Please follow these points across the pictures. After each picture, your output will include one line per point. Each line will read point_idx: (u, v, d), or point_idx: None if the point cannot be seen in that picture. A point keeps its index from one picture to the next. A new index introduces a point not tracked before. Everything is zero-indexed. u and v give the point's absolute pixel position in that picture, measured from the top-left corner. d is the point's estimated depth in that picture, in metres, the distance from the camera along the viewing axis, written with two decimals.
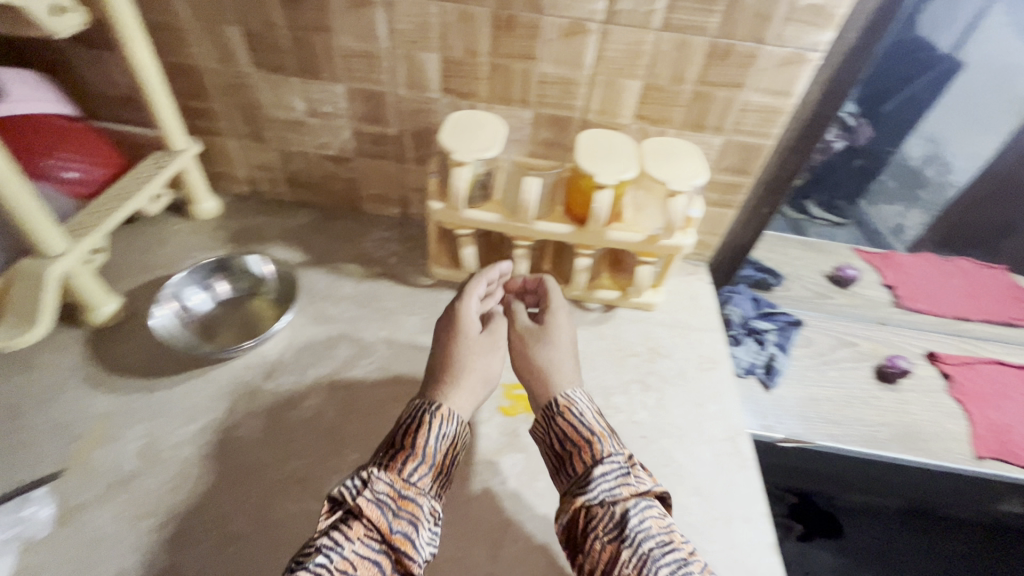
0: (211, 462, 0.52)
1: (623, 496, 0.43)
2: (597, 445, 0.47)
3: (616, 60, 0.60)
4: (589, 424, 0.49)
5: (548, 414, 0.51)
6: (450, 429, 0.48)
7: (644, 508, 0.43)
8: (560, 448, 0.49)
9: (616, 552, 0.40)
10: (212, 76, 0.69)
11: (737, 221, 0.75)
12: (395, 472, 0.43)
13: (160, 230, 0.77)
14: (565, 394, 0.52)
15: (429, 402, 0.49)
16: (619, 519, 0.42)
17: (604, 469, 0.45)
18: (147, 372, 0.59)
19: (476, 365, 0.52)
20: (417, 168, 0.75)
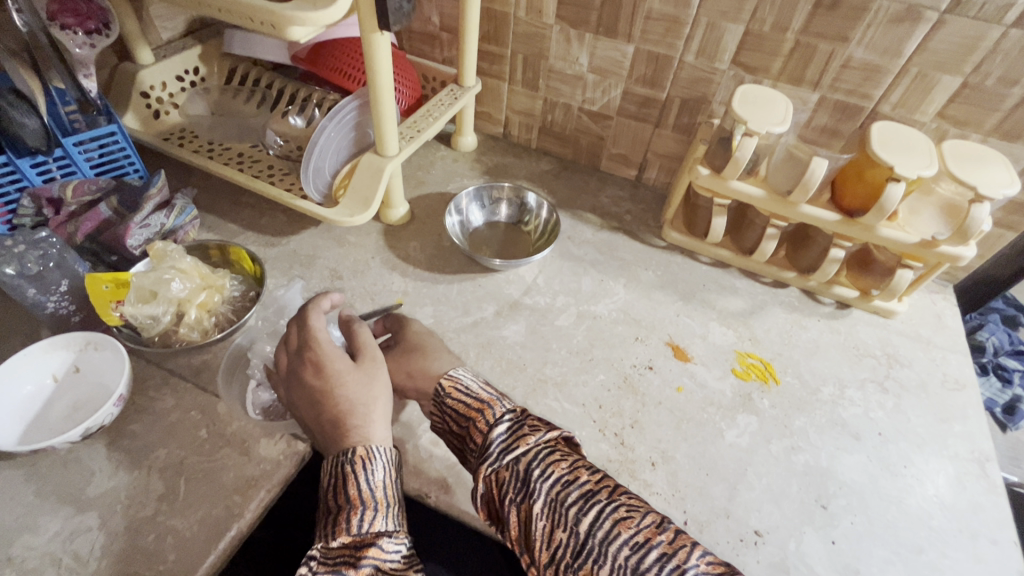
0: (486, 350, 0.61)
1: (511, 442, 0.44)
2: (490, 408, 0.47)
3: (941, 52, 0.58)
4: (477, 393, 0.49)
5: (441, 395, 0.50)
6: (381, 465, 0.44)
7: (542, 454, 0.43)
8: (459, 426, 0.49)
9: (529, 508, 0.40)
10: (514, 24, 0.77)
11: (1012, 246, 0.69)
12: (344, 530, 0.40)
13: (430, 154, 0.89)
14: (449, 373, 0.52)
15: (343, 451, 0.44)
16: (524, 476, 0.42)
17: (496, 428, 0.45)
18: (429, 266, 0.70)
19: (376, 395, 0.48)
20: (671, 134, 0.79)
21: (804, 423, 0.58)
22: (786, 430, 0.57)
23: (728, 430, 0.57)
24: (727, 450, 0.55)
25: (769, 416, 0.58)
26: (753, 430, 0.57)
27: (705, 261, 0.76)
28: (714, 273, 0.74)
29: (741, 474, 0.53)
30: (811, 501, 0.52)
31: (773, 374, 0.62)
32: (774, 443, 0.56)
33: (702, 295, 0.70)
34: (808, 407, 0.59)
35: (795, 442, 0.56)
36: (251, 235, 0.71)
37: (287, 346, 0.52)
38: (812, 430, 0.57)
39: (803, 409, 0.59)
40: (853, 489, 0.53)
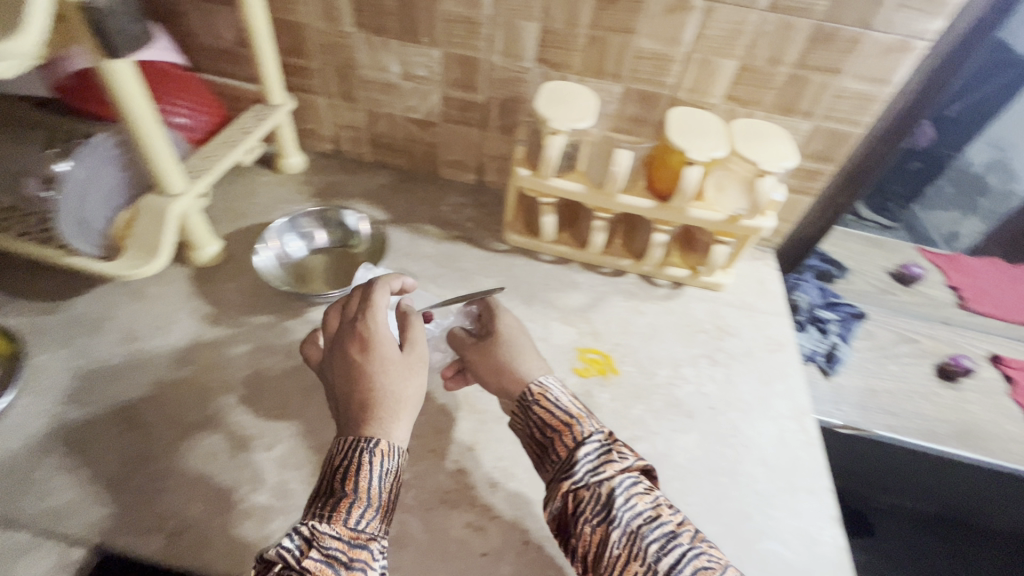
0: (312, 395, 0.56)
1: (607, 475, 0.42)
2: (576, 426, 0.46)
3: (715, 38, 0.61)
4: (567, 407, 0.47)
5: (526, 398, 0.49)
6: (393, 463, 0.41)
7: (628, 486, 0.42)
8: (542, 437, 0.47)
9: (607, 534, 0.40)
10: (315, 34, 0.72)
11: (812, 209, 0.75)
12: (341, 521, 0.39)
13: (251, 181, 0.81)
14: (539, 380, 0.50)
15: (363, 438, 0.41)
16: (604, 501, 0.41)
17: (585, 449, 0.44)
18: (248, 309, 0.63)
19: (413, 392, 0.44)
20: (498, 136, 0.77)
21: (642, 411, 0.59)
22: (626, 421, 0.58)
23: None
24: None
25: (609, 410, 0.59)
26: None
27: (547, 259, 0.76)
28: (556, 271, 0.74)
29: None
30: None
31: (611, 366, 0.63)
32: (613, 438, 0.56)
33: (544, 295, 0.70)
34: (646, 393, 0.61)
35: (634, 432, 0.57)
36: (23, 305, 0.61)
37: (341, 313, 0.49)
38: (650, 416, 0.59)
39: (641, 396, 0.60)
40: (687, 468, 0.55)
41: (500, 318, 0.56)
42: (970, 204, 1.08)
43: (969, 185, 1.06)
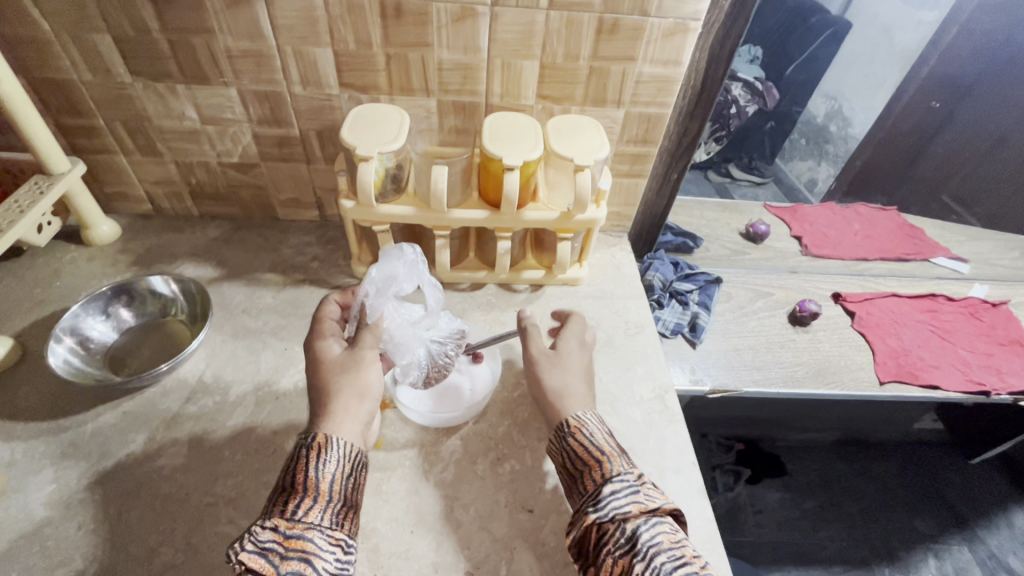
0: (133, 496, 0.49)
1: (634, 513, 0.42)
2: (607, 463, 0.45)
3: (510, 41, 0.60)
4: (600, 443, 0.47)
5: (564, 436, 0.49)
6: (339, 453, 0.43)
7: (655, 524, 0.42)
8: (571, 469, 0.47)
9: (630, 566, 0.39)
10: (86, 89, 0.64)
11: (649, 190, 0.78)
12: (281, 514, 0.40)
13: (52, 261, 0.71)
14: (575, 415, 0.50)
15: (304, 437, 0.44)
16: (630, 538, 0.41)
17: (615, 486, 0.43)
18: (49, 412, 0.55)
19: (373, 383, 0.48)
20: (327, 167, 0.73)
21: (508, 426, 0.57)
22: (492, 441, 0.56)
23: (433, 469, 0.53)
24: (434, 491, 0.52)
25: (474, 433, 0.56)
26: (458, 458, 0.54)
27: None
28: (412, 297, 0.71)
29: (449, 513, 0.50)
30: (519, 508, 0.51)
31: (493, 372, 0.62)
32: (479, 463, 0.54)
33: None
34: (511, 407, 0.59)
35: (500, 452, 0.55)
36: None
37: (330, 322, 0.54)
38: (516, 431, 0.57)
39: (507, 411, 0.59)
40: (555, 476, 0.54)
41: (563, 338, 0.59)
42: (821, 152, 1.20)
43: (816, 135, 1.16)
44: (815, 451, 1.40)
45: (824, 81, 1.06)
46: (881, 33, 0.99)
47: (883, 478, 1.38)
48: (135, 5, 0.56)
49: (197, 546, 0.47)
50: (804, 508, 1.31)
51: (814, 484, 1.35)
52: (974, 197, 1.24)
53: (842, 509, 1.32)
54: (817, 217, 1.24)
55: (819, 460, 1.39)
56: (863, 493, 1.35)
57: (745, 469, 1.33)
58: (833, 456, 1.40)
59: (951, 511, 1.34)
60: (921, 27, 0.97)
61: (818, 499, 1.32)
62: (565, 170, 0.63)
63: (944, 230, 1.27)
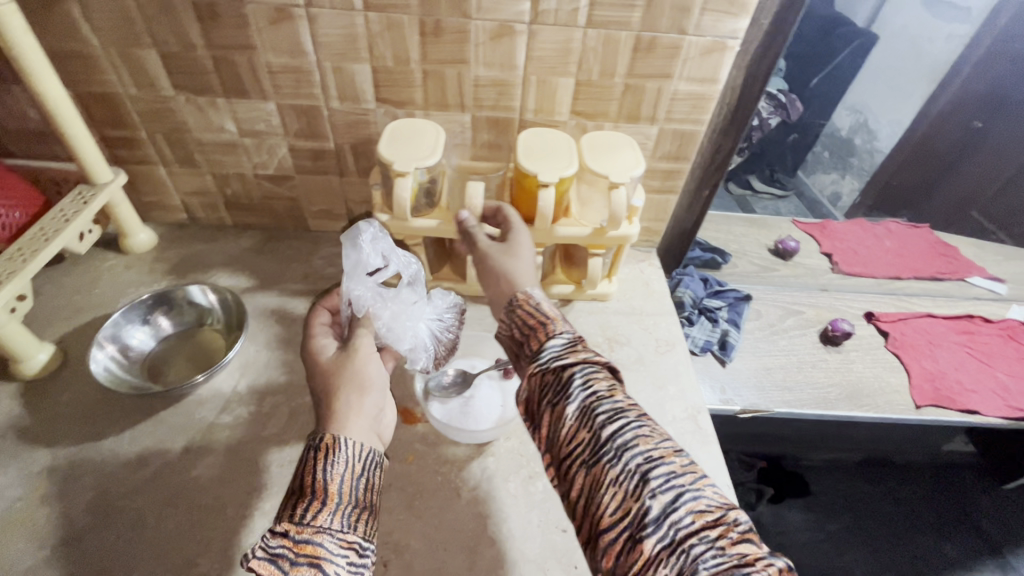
0: (171, 506, 0.50)
1: (569, 359, 0.40)
2: (549, 324, 0.43)
3: (546, 58, 0.61)
4: (546, 309, 0.45)
5: (513, 307, 0.47)
6: (347, 453, 0.41)
7: (588, 370, 0.39)
8: (518, 338, 0.45)
9: (562, 407, 0.38)
10: (131, 102, 0.66)
11: (679, 206, 0.77)
12: (290, 517, 0.37)
13: (92, 268, 0.73)
14: (525, 290, 0.48)
15: (311, 437, 0.42)
16: (562, 382, 0.39)
17: (551, 339, 0.41)
18: (90, 419, 0.56)
19: (373, 376, 0.47)
20: (360, 180, 0.74)
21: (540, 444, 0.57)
22: (524, 459, 0.56)
23: (466, 486, 0.53)
24: (467, 508, 0.51)
25: (506, 450, 0.56)
26: (490, 475, 0.54)
27: None
28: None
29: (483, 530, 0.50)
30: (552, 528, 0.51)
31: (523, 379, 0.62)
32: (511, 481, 0.54)
33: None
34: None
35: (532, 470, 0.55)
36: None
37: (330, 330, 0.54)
38: None
39: None
40: None
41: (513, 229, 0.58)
42: (845, 164, 1.15)
43: (841, 148, 1.12)
44: (839, 471, 1.37)
45: (848, 94, 1.02)
46: (908, 44, 0.97)
47: (911, 501, 1.35)
48: (182, 22, 0.57)
49: (234, 558, 0.47)
50: (828, 530, 1.28)
51: (839, 506, 1.32)
52: (1008, 215, 1.21)
53: (868, 531, 1.28)
54: (846, 233, 1.22)
55: (844, 480, 1.36)
56: (890, 516, 1.32)
57: (768, 487, 1.30)
58: (859, 477, 1.36)
59: (982, 536, 1.30)
60: (952, 40, 0.96)
61: (842, 521, 1.29)
62: (598, 187, 0.63)
63: (977, 248, 1.25)
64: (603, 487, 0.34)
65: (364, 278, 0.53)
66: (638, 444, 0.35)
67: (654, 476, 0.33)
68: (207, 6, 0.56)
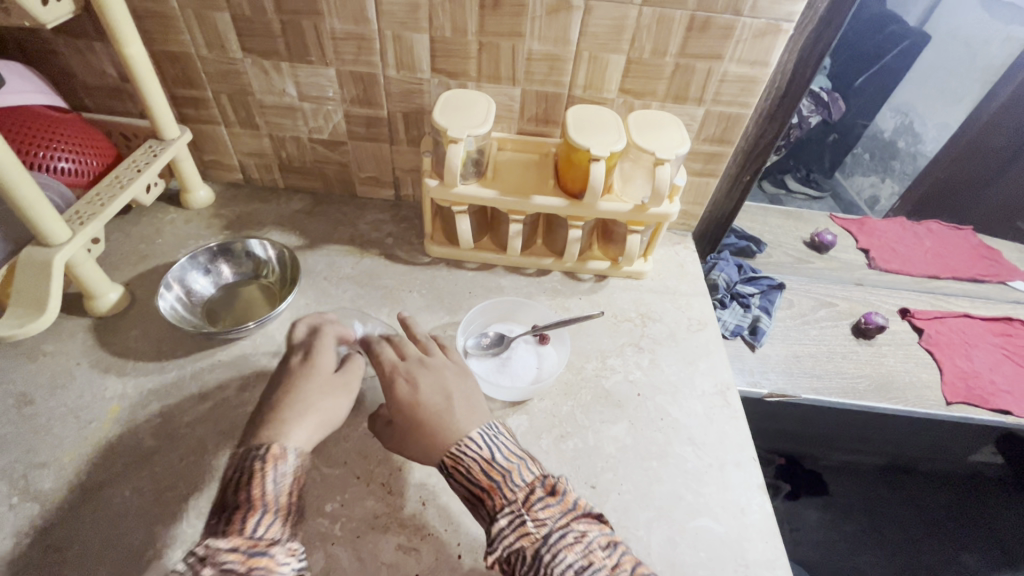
0: (229, 437, 0.54)
1: (526, 546, 0.39)
2: (491, 498, 0.42)
3: (600, 35, 0.62)
4: (481, 473, 0.43)
5: (449, 476, 0.44)
6: (293, 470, 0.43)
7: (554, 542, 0.39)
8: (469, 504, 0.44)
9: None
10: (201, 63, 0.69)
11: (719, 190, 0.78)
12: (237, 532, 0.38)
13: (155, 220, 0.77)
14: (449, 453, 0.45)
15: (257, 447, 0.43)
16: (534, 564, 0.38)
17: (499, 526, 0.40)
18: (155, 354, 0.60)
19: (333, 414, 0.48)
20: (409, 149, 0.77)
21: (572, 406, 0.59)
22: (556, 419, 0.58)
23: None
24: None
25: (539, 410, 0.58)
26: (524, 431, 0.57)
27: (473, 267, 0.76)
28: (481, 278, 0.74)
29: None
30: (581, 484, 0.53)
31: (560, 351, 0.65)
32: (543, 438, 0.56)
33: (468, 304, 0.70)
34: (575, 388, 0.61)
35: (564, 429, 0.57)
36: None
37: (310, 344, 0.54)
38: (579, 411, 0.59)
39: (570, 392, 0.60)
40: (617, 458, 0.55)
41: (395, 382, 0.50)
42: (887, 167, 1.20)
43: (881, 150, 1.18)
44: (859, 474, 1.36)
45: (896, 94, 1.07)
46: (961, 46, 0.98)
47: (931, 509, 1.33)
48: None
49: None
50: (844, 531, 1.27)
51: (856, 508, 1.31)
52: None
53: (885, 535, 1.28)
54: None
55: (864, 483, 1.35)
56: (909, 522, 1.31)
57: (785, 484, 1.31)
58: (879, 481, 1.35)
59: (1003, 549, 1.28)
60: (1009, 42, 0.94)
61: (859, 523, 1.29)
62: (642, 163, 0.64)
63: None
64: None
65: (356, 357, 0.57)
66: None
67: None
68: None
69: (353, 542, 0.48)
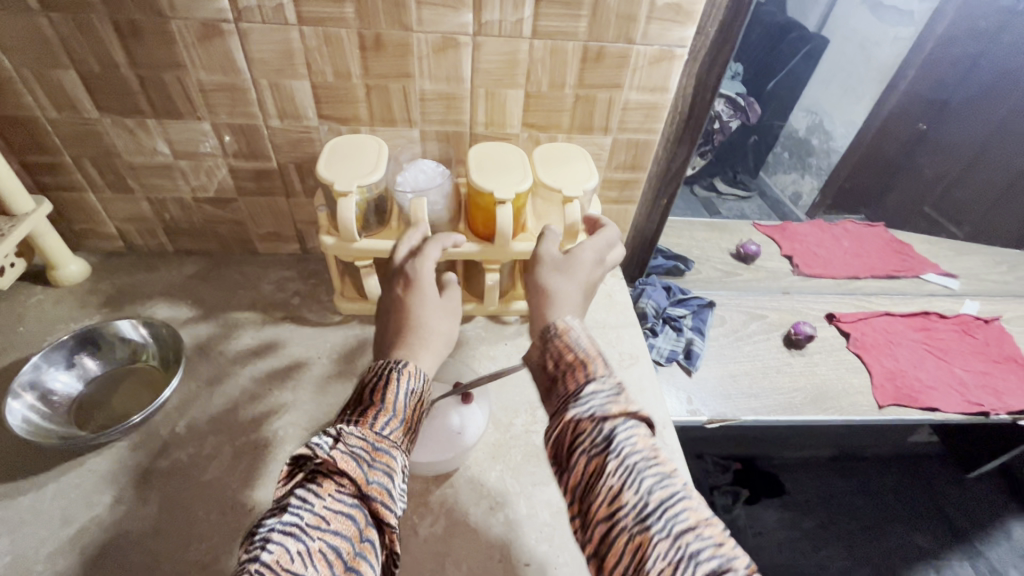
0: (97, 567, 0.46)
1: (610, 413, 0.35)
2: (588, 364, 0.39)
3: (493, 71, 0.59)
4: (587, 346, 0.41)
5: (545, 341, 0.42)
6: (411, 390, 0.41)
7: (634, 428, 0.35)
8: (548, 372, 0.41)
9: (603, 466, 0.33)
10: (52, 126, 0.61)
11: (639, 215, 0.76)
12: (367, 425, 0.37)
13: (16, 305, 0.67)
14: (564, 319, 0.44)
15: (394, 360, 0.42)
16: (608, 435, 0.34)
17: (589, 386, 0.37)
18: (8, 474, 0.51)
19: (436, 329, 0.46)
20: (308, 201, 0.71)
21: (500, 471, 0.55)
22: (485, 488, 0.53)
23: (423, 522, 0.50)
24: (423, 548, 0.48)
25: (465, 481, 0.53)
26: (449, 509, 0.51)
27: None
28: None
29: (440, 571, 0.47)
30: (514, 563, 0.48)
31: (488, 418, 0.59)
32: (471, 513, 0.51)
33: None
34: (503, 450, 0.56)
35: (494, 500, 0.52)
36: None
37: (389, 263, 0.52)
38: (509, 475, 0.54)
39: (498, 455, 0.56)
40: (552, 526, 0.51)
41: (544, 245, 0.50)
42: (804, 165, 1.27)
43: (798, 149, 1.26)
44: (810, 467, 1.39)
45: (802, 97, 1.18)
46: (857, 48, 1.07)
47: (881, 493, 1.37)
48: (101, 39, 0.53)
49: None
50: (803, 528, 1.28)
51: (812, 503, 1.33)
52: (964, 211, 1.22)
53: (842, 527, 1.29)
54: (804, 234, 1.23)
55: (817, 477, 1.37)
56: (862, 510, 1.33)
57: (743, 488, 1.32)
58: (830, 472, 1.38)
59: (950, 525, 1.32)
60: (897, 43, 1.01)
61: (817, 518, 1.30)
62: (553, 202, 0.61)
63: (929, 244, 1.28)
64: (650, 560, 0.30)
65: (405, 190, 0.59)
66: (683, 512, 0.31)
67: (705, 558, 0.29)
68: (127, 22, 0.52)
69: None
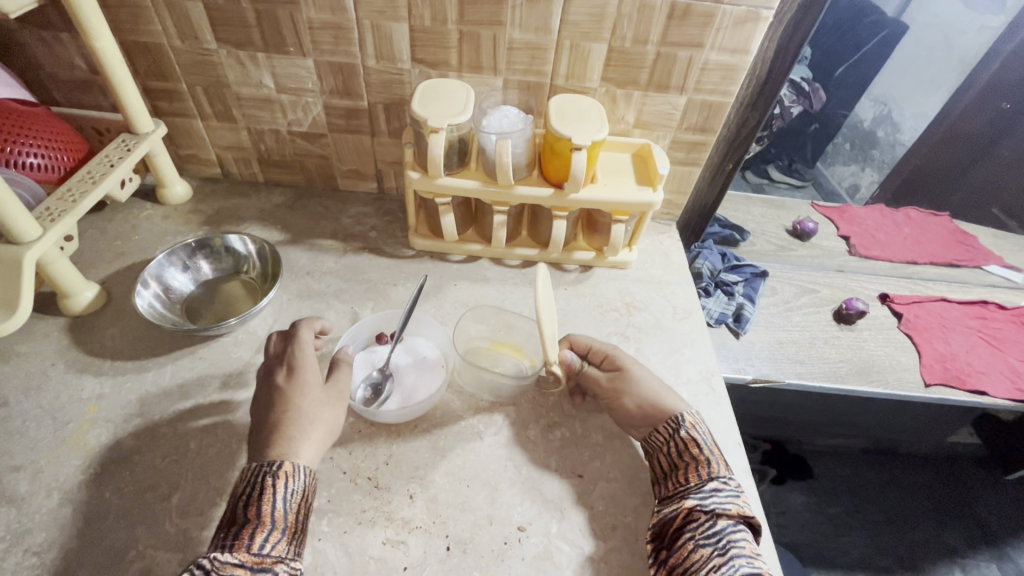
0: (209, 435, 0.53)
1: (729, 512, 0.45)
2: (709, 465, 0.48)
3: (581, 23, 0.62)
4: (710, 445, 0.50)
5: (670, 431, 0.51)
6: (288, 496, 0.43)
7: (740, 537, 0.44)
8: (666, 461, 0.51)
9: (708, 556, 0.43)
10: (174, 55, 0.68)
11: (701, 179, 0.79)
12: (244, 548, 0.40)
13: (132, 216, 0.75)
14: (688, 413, 0.53)
15: (268, 462, 0.44)
16: (715, 532, 0.44)
17: (708, 486, 0.47)
18: (134, 352, 0.59)
19: (320, 416, 0.48)
20: (391, 141, 0.76)
21: (559, 397, 0.59)
22: (543, 410, 0.58)
23: (488, 430, 0.56)
24: (488, 450, 0.54)
25: (527, 401, 0.59)
26: (511, 423, 0.56)
27: (458, 259, 0.75)
28: (468, 270, 0.73)
29: (502, 472, 0.53)
30: (569, 473, 0.53)
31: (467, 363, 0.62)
32: (531, 428, 0.56)
33: (454, 294, 0.70)
34: None
35: (551, 420, 0.57)
36: None
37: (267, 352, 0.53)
38: (566, 401, 0.59)
39: None
40: (604, 447, 0.56)
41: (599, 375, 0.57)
42: (866, 156, 1.20)
43: (862, 140, 1.17)
44: (841, 456, 1.39)
45: (875, 85, 1.06)
46: (939, 37, 0.98)
47: (912, 489, 1.36)
48: None
49: None
50: (828, 513, 1.29)
51: (839, 490, 1.33)
52: None
53: (868, 515, 1.30)
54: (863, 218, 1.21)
55: (847, 466, 1.38)
56: (890, 502, 1.33)
57: (771, 468, 1.34)
58: (860, 463, 1.39)
59: (982, 527, 1.31)
60: (983, 31, 0.96)
61: (843, 505, 1.31)
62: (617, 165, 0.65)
63: (995, 240, 1.24)
64: None
65: (488, 130, 0.63)
66: None
67: None
68: None
69: (340, 537, 0.47)
